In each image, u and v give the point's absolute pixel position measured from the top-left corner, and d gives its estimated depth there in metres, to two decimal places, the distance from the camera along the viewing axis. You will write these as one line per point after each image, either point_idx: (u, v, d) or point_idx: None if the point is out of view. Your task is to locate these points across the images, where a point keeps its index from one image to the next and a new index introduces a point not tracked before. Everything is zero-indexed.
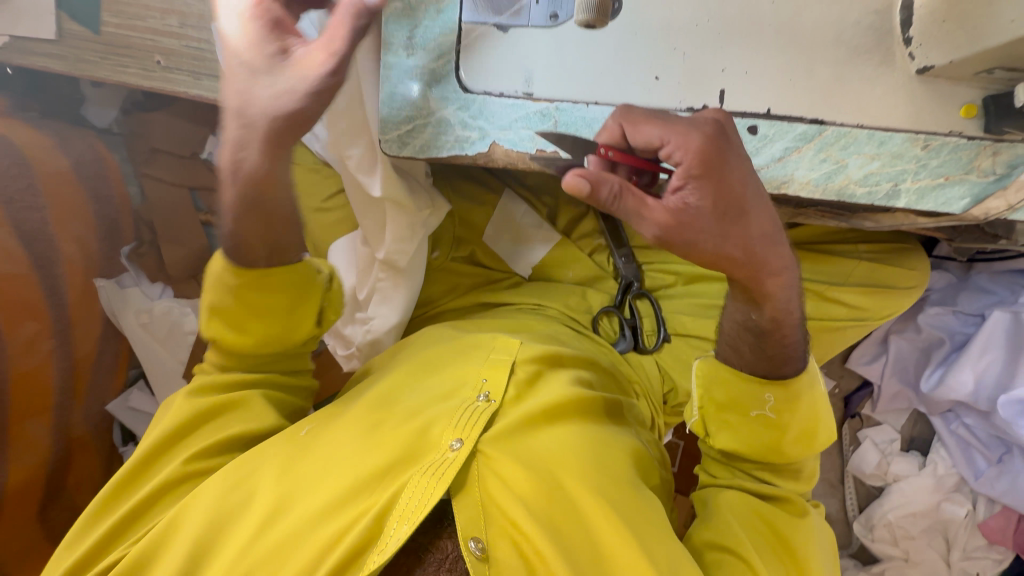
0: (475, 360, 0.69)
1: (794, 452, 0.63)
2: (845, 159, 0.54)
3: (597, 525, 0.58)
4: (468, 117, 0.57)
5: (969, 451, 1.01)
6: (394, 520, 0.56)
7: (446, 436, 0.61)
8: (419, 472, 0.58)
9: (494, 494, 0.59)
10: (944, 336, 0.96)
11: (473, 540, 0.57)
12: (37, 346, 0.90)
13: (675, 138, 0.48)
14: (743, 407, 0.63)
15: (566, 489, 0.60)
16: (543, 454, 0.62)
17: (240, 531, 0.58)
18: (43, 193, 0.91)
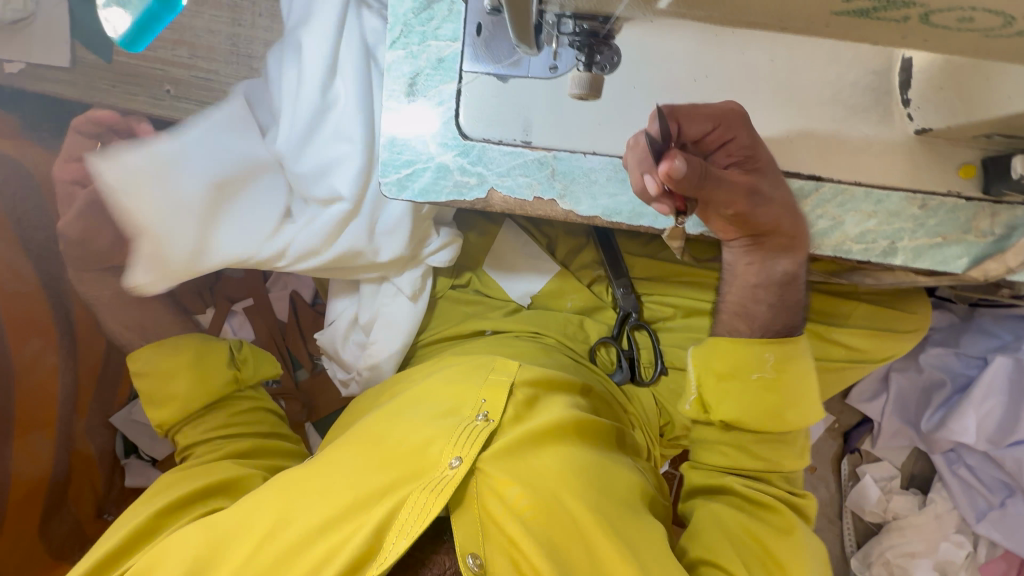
0: (474, 379, 0.69)
1: (792, 417, 0.62)
2: (842, 216, 0.54)
3: (595, 540, 0.60)
4: (467, 163, 0.58)
5: (971, 492, 1.00)
6: (393, 534, 0.57)
7: (446, 454, 0.61)
8: (420, 487, 0.59)
9: (493, 511, 0.61)
10: (946, 377, 0.94)
11: (471, 556, 0.58)
12: (40, 362, 0.92)
13: (725, 126, 0.50)
14: (743, 371, 0.61)
15: (565, 506, 0.61)
16: (541, 472, 0.63)
17: (242, 543, 0.59)
18: (53, 213, 0.94)
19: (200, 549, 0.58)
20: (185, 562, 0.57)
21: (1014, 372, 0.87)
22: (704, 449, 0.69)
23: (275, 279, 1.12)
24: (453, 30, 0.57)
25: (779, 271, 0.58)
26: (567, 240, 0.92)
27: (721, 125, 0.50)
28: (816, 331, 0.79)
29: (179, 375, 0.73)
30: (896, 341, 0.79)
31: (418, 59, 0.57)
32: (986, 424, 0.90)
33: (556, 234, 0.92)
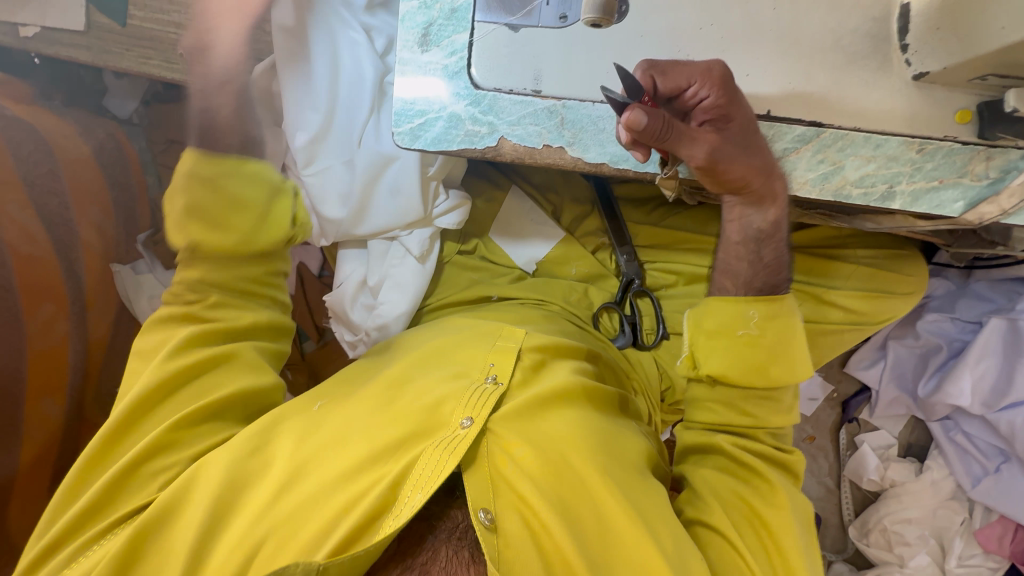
0: (482, 345, 0.70)
1: (777, 374, 0.62)
2: (842, 161, 0.55)
3: (603, 501, 0.60)
4: (478, 112, 0.59)
5: (967, 458, 1.01)
6: (407, 489, 0.57)
7: (457, 415, 0.62)
8: (432, 446, 0.60)
9: (504, 472, 0.61)
10: (942, 342, 0.96)
11: (483, 510, 0.58)
12: (54, 327, 0.93)
13: (699, 79, 0.52)
14: (729, 329, 0.63)
15: (574, 467, 0.62)
16: (551, 432, 0.64)
17: (253, 500, 0.59)
18: (65, 179, 0.95)
19: (214, 506, 0.57)
20: (207, 506, 0.57)
21: (1009, 334, 0.89)
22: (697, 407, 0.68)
23: None
24: None
25: (755, 231, 0.62)
26: (572, 207, 0.93)
27: (698, 81, 0.52)
28: (814, 293, 0.81)
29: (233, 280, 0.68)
30: (894, 302, 0.81)
31: (433, 10, 0.60)
32: (982, 386, 0.92)
33: (562, 201, 0.94)
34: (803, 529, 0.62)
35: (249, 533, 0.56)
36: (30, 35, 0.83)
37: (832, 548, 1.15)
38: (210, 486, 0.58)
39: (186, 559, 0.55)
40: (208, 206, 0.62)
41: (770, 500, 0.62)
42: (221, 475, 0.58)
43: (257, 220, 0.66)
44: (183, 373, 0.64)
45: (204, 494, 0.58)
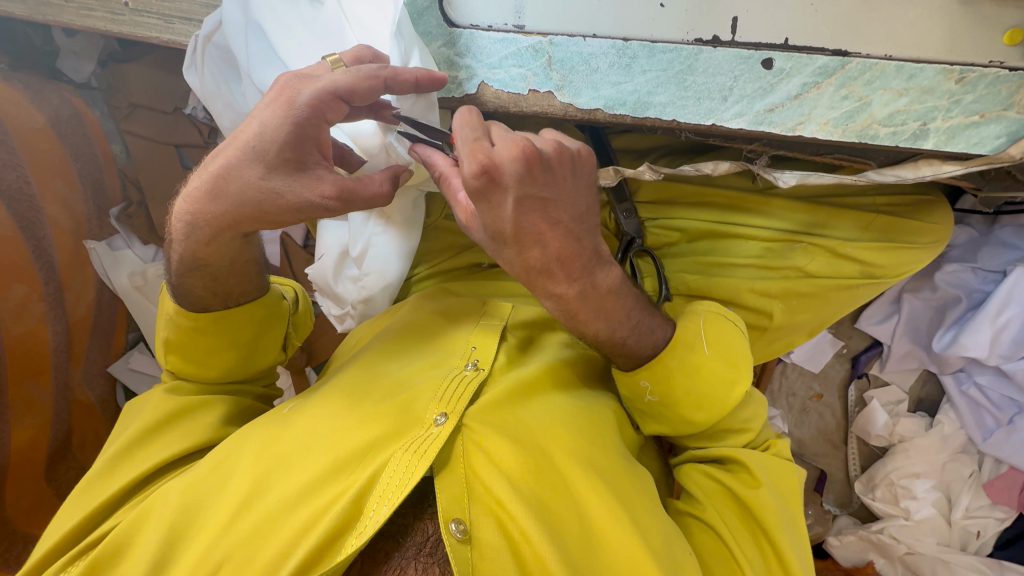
0: (464, 329, 0.67)
1: (701, 417, 0.60)
2: (869, 96, 0.49)
3: (586, 499, 0.57)
4: (454, 54, 0.53)
5: (979, 411, 0.98)
6: (373, 501, 0.53)
7: (430, 411, 0.58)
8: (403, 448, 0.56)
9: (479, 471, 0.57)
10: (961, 294, 0.91)
11: (454, 522, 0.54)
12: (28, 309, 0.89)
13: (463, 155, 0.43)
14: (636, 396, 0.62)
15: (556, 464, 0.58)
16: (533, 424, 0.60)
17: (214, 516, 0.56)
18: (20, 151, 0.88)
19: (169, 531, 0.55)
20: (159, 535, 0.55)
21: None
22: (647, 418, 0.64)
23: None
24: None
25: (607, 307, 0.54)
26: None
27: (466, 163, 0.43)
28: (828, 247, 0.76)
29: (239, 350, 0.69)
30: (915, 255, 0.75)
31: None
32: (1001, 339, 0.88)
33: None
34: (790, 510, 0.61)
35: (211, 550, 0.54)
36: None
37: (836, 502, 1.17)
38: (170, 508, 0.56)
39: (155, 553, 0.54)
40: (197, 345, 0.68)
41: (749, 484, 0.60)
42: (179, 498, 0.57)
43: (265, 314, 0.70)
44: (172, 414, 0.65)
45: (161, 516, 0.56)
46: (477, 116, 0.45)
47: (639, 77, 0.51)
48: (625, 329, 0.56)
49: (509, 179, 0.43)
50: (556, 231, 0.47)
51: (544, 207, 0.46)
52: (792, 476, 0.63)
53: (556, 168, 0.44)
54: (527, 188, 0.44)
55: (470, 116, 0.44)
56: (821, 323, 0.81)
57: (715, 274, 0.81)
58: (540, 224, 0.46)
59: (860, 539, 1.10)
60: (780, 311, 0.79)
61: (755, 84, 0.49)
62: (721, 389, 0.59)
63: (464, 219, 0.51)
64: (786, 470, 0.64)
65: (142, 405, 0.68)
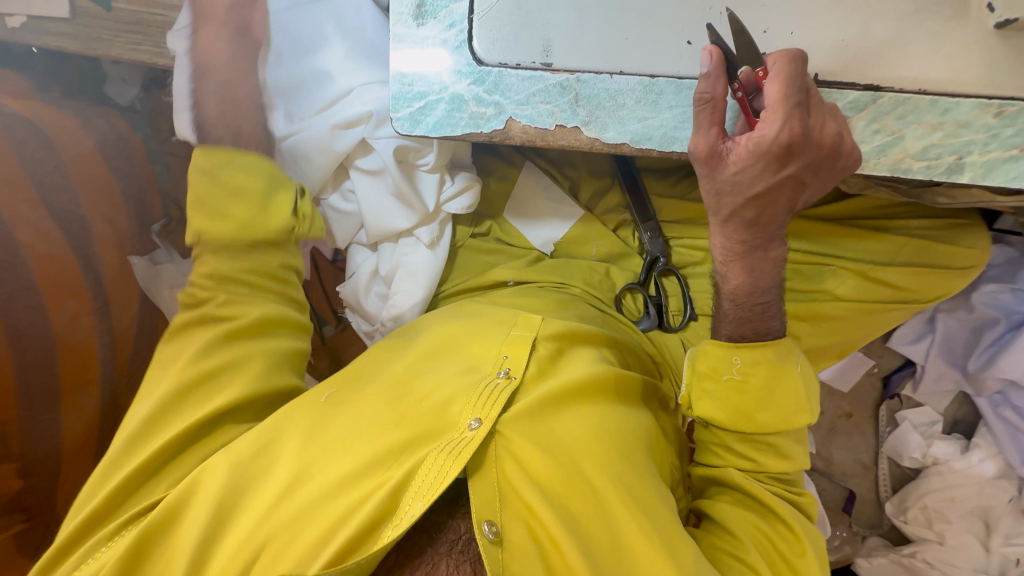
0: (496, 335, 0.68)
1: (765, 419, 0.63)
2: (902, 130, 0.48)
3: (616, 505, 0.58)
4: (483, 91, 0.54)
5: (1018, 436, 0.96)
6: (409, 496, 0.55)
7: (464, 415, 0.60)
8: (438, 448, 0.58)
9: (512, 478, 0.58)
10: (999, 315, 0.88)
11: (487, 523, 0.55)
12: (80, 322, 0.94)
13: (776, 122, 0.45)
14: (716, 372, 0.64)
15: (586, 473, 0.59)
16: (563, 434, 0.61)
17: (255, 503, 0.58)
18: (71, 174, 0.93)
19: (213, 515, 0.56)
20: (207, 514, 0.56)
21: None
22: (702, 397, 0.66)
23: (296, 236, 1.11)
24: None
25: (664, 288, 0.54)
26: (591, 181, 0.88)
27: (795, 136, 0.45)
28: (858, 270, 0.74)
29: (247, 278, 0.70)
30: (952, 278, 0.73)
31: None
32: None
33: (580, 175, 0.88)
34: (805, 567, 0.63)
35: (252, 536, 0.55)
36: (15, 27, 0.78)
37: (867, 523, 1.13)
38: (205, 501, 0.57)
39: (201, 541, 0.55)
40: (207, 196, 0.68)
41: (793, 544, 0.61)
42: (221, 484, 0.57)
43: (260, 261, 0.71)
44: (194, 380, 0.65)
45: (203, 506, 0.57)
46: (807, 68, 0.45)
47: (665, 113, 0.51)
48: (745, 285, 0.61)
49: (802, 158, 0.47)
50: (757, 204, 0.52)
51: (738, 188, 0.50)
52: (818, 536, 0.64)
53: (828, 160, 0.48)
54: (802, 171, 0.48)
55: (716, 57, 0.47)
56: (849, 344, 0.80)
57: None
58: (784, 188, 0.50)
59: (891, 561, 1.07)
60: (807, 334, 0.77)
61: None
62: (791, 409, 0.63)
63: (702, 154, 0.49)
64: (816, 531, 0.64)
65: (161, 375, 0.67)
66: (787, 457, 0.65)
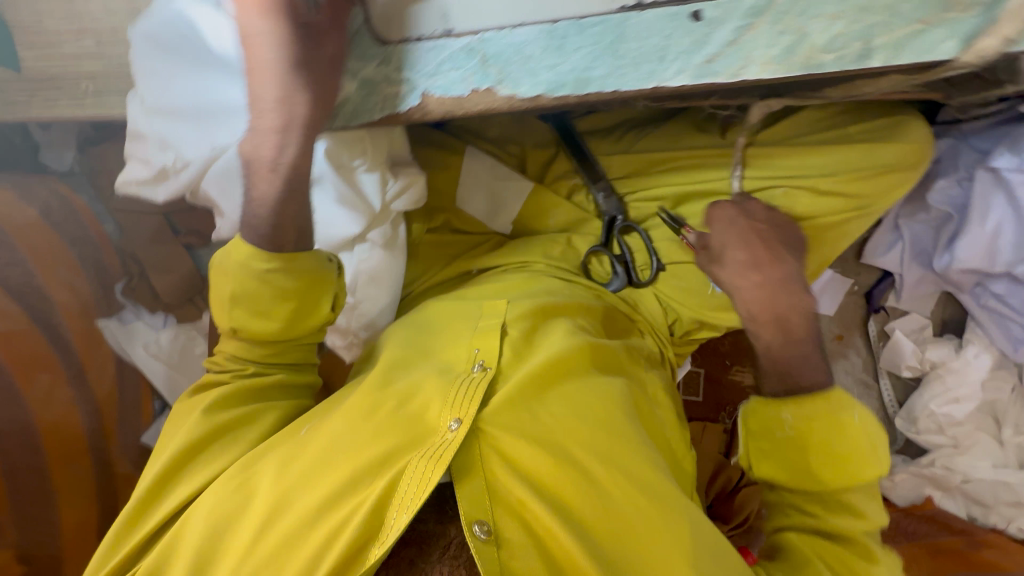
0: (465, 333, 0.68)
1: (828, 480, 0.66)
2: (806, 26, 0.48)
3: (610, 488, 0.57)
4: (391, 70, 0.54)
5: (1004, 322, 0.97)
6: (393, 509, 0.54)
7: (444, 417, 0.59)
8: (420, 455, 0.56)
9: (497, 472, 0.57)
10: (952, 210, 0.88)
11: (478, 523, 0.54)
12: (56, 395, 0.93)
13: None
14: (769, 430, 0.69)
15: (574, 456, 0.58)
16: (548, 421, 0.60)
17: (237, 538, 0.56)
18: (20, 247, 0.92)
19: (194, 560, 0.56)
20: (185, 564, 0.55)
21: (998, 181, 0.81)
22: (764, 457, 0.70)
23: None
24: None
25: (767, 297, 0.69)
26: (536, 153, 0.89)
27: None
28: (808, 186, 0.74)
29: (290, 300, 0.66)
30: (901, 174, 0.72)
31: None
32: (1000, 243, 0.85)
33: (524, 149, 0.89)
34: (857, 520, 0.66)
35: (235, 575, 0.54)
36: None
37: None
38: (194, 534, 0.57)
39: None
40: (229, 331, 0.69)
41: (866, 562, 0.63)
42: (205, 520, 0.57)
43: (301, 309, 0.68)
44: (212, 431, 0.65)
45: (193, 532, 0.58)
46: None
47: (573, 55, 0.51)
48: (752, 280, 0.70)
49: None
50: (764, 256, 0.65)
51: None
52: (870, 459, 0.66)
53: None
54: None
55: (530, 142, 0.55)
56: (817, 262, 0.80)
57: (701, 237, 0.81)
58: None
59: (912, 475, 1.07)
60: None
61: (689, 39, 0.49)
62: (851, 471, 0.65)
63: None
64: (867, 445, 0.66)
65: (178, 424, 0.67)
66: (864, 516, 0.65)
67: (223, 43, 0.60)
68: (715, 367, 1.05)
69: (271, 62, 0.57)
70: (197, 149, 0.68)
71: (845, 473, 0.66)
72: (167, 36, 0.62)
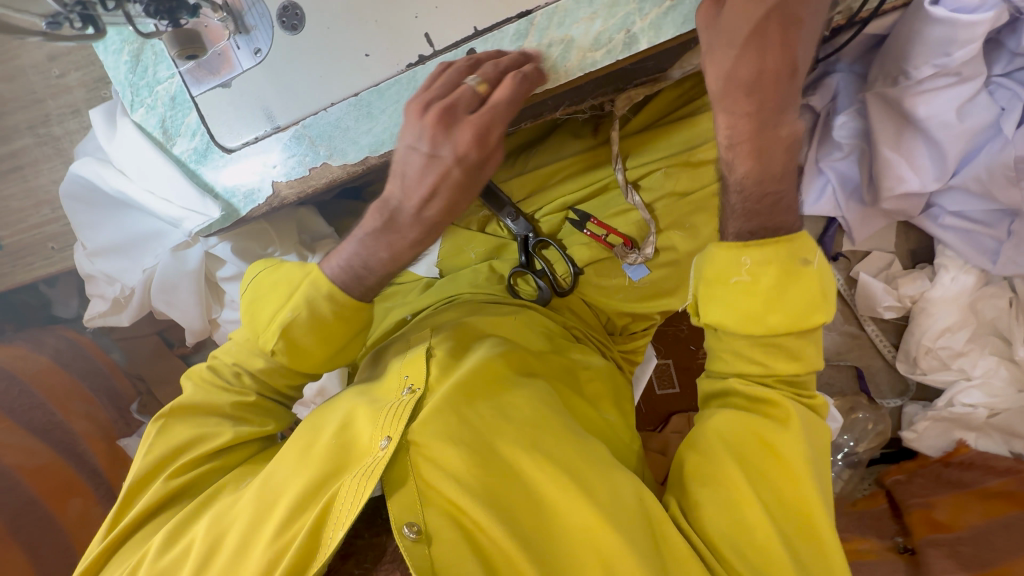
0: (394, 364, 0.67)
1: (775, 321, 0.57)
2: (566, 34, 0.53)
3: (534, 477, 0.58)
4: (243, 172, 0.61)
5: (974, 236, 0.90)
6: (330, 528, 0.53)
7: (374, 438, 0.58)
8: (351, 477, 0.55)
9: (428, 477, 0.56)
10: (863, 141, 0.86)
11: (406, 525, 0.53)
12: (89, 514, 1.03)
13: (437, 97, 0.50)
14: (723, 276, 0.58)
15: (500, 451, 0.59)
16: (475, 421, 0.60)
17: None
18: (37, 390, 1.05)
19: None
20: None
21: (887, 102, 0.78)
22: (708, 302, 0.60)
23: None
24: (168, 67, 0.60)
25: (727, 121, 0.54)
26: None
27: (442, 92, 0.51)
28: (684, 161, 0.78)
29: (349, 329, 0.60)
30: None
31: (160, 108, 0.61)
32: (920, 160, 0.82)
33: None
34: (796, 390, 0.60)
35: None
36: None
37: (893, 392, 1.04)
38: None
39: None
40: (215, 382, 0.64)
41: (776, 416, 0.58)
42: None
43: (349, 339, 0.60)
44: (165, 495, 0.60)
45: None
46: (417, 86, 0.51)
47: (382, 117, 0.57)
48: (725, 58, 0.51)
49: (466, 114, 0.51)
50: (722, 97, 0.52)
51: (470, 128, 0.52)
52: (812, 306, 0.56)
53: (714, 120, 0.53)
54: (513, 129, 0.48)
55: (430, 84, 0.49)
56: None
57: (606, 234, 0.81)
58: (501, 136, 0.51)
59: (936, 420, 0.98)
60: (681, 240, 0.80)
61: None
62: (806, 307, 0.56)
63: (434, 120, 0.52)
64: (815, 294, 0.57)
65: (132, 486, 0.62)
66: (797, 359, 0.59)
67: (114, 180, 0.71)
68: (683, 355, 1.04)
69: (149, 178, 0.67)
70: (137, 269, 0.79)
71: (790, 321, 0.57)
72: (89, 190, 0.76)
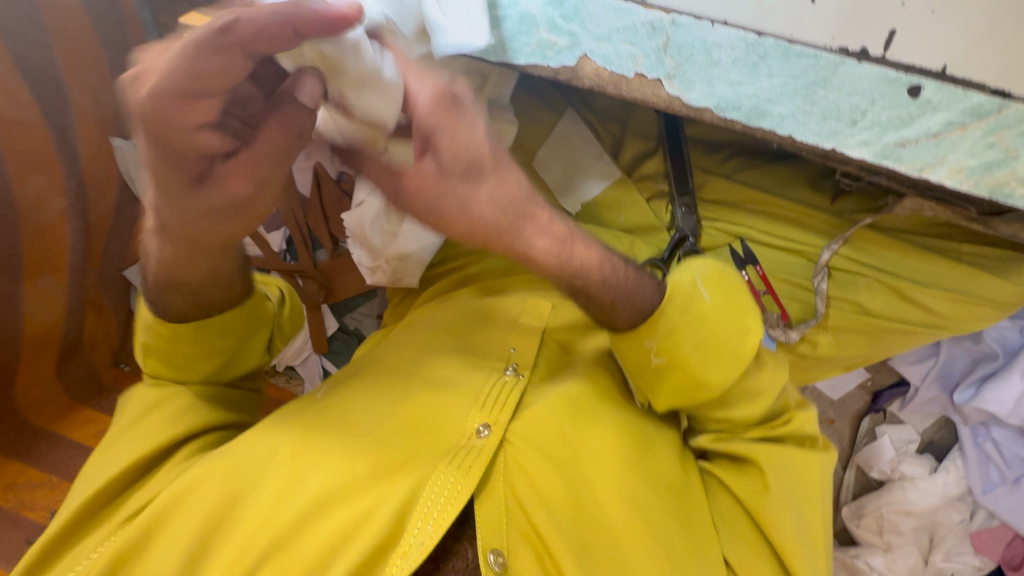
0: (501, 328, 0.63)
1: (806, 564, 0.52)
2: (1020, 149, 0.43)
3: (632, 546, 0.51)
4: (561, 17, 0.50)
5: (986, 464, 0.99)
6: (416, 518, 0.49)
7: (472, 419, 0.55)
8: (444, 461, 0.51)
9: (517, 490, 0.53)
10: (999, 351, 0.91)
11: (491, 552, 0.50)
12: (46, 201, 0.83)
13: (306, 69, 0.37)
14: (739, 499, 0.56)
15: (597, 495, 0.53)
16: (580, 448, 0.55)
17: (254, 506, 0.51)
18: (50, 31, 0.80)
19: (205, 525, 0.50)
20: (195, 529, 0.50)
21: None
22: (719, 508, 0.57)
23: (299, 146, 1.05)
24: None
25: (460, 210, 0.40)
26: (636, 141, 0.80)
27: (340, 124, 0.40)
28: (896, 288, 0.71)
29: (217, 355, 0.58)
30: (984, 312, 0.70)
31: None
32: None
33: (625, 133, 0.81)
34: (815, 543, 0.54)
35: (247, 543, 0.49)
36: None
37: None
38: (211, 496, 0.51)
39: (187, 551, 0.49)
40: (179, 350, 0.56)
41: None
42: (215, 489, 0.51)
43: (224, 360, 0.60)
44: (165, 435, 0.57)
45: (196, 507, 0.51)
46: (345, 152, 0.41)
47: (762, 80, 0.46)
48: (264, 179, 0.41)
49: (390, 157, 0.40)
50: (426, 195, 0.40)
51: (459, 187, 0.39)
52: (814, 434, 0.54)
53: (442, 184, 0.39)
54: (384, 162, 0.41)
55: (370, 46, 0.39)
56: (868, 358, 0.79)
57: (765, 291, 0.75)
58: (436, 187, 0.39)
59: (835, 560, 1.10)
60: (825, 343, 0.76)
61: (892, 113, 0.44)
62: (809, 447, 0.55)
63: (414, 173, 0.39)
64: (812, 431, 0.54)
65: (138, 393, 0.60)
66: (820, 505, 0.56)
67: None
68: None
69: None
70: None
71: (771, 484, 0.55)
72: None
